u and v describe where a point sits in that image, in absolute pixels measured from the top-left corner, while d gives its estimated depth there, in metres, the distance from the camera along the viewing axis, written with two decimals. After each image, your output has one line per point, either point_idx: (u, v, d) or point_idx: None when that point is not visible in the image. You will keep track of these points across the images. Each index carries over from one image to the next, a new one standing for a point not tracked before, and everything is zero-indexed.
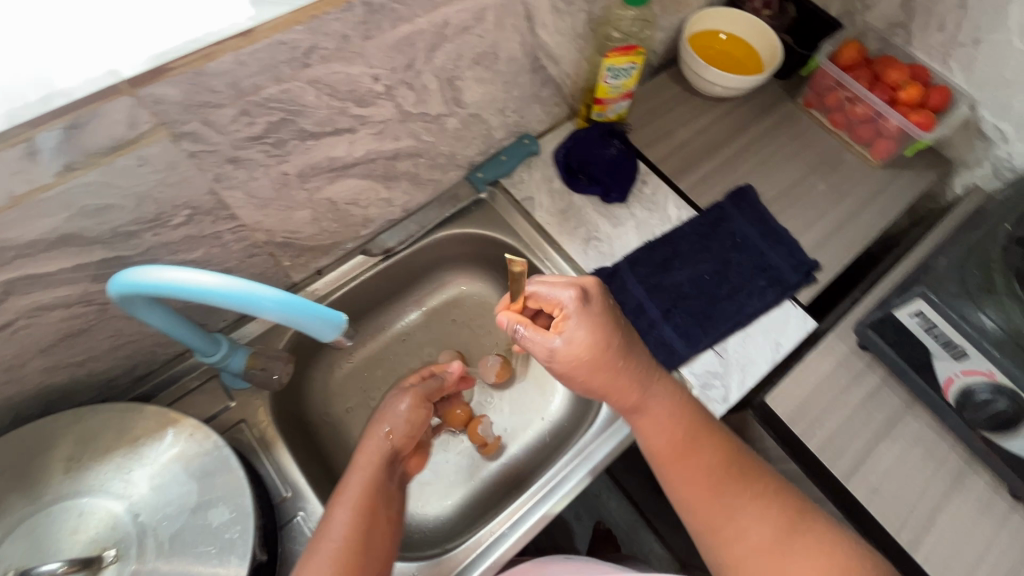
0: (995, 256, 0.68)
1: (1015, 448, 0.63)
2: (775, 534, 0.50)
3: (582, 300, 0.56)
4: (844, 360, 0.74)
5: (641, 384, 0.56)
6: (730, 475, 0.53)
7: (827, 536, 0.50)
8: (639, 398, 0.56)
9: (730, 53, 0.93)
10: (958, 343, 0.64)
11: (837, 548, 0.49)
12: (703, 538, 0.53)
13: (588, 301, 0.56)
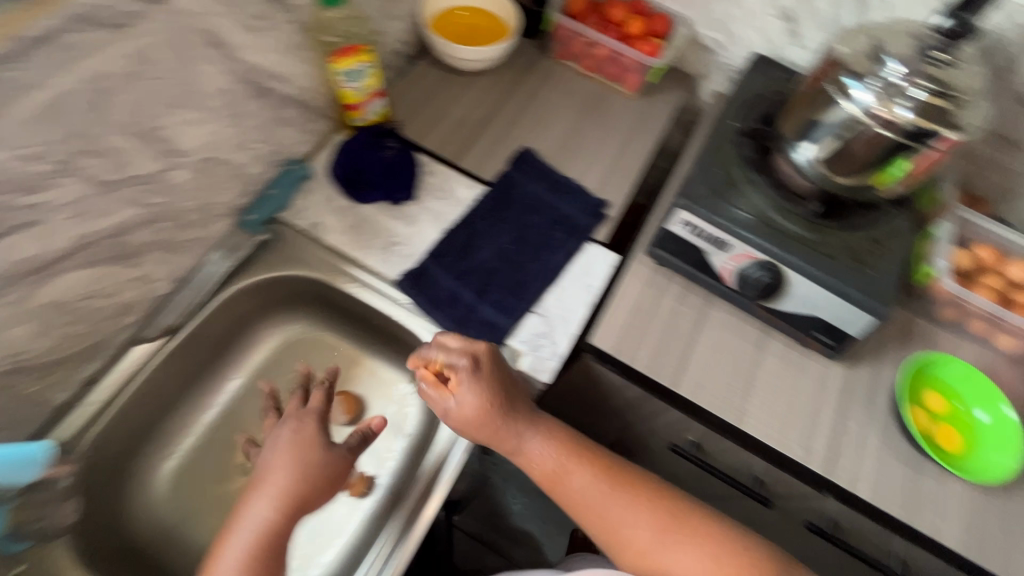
0: (731, 152, 0.78)
1: (786, 306, 0.74)
2: (665, 530, 0.59)
3: (474, 368, 0.62)
4: (648, 280, 0.80)
5: (516, 432, 0.63)
6: (625, 491, 0.61)
7: (712, 525, 0.59)
8: (516, 443, 0.63)
9: (474, 27, 0.94)
10: (719, 237, 0.72)
11: (721, 535, 0.58)
12: (604, 542, 0.60)
13: (479, 368, 0.62)
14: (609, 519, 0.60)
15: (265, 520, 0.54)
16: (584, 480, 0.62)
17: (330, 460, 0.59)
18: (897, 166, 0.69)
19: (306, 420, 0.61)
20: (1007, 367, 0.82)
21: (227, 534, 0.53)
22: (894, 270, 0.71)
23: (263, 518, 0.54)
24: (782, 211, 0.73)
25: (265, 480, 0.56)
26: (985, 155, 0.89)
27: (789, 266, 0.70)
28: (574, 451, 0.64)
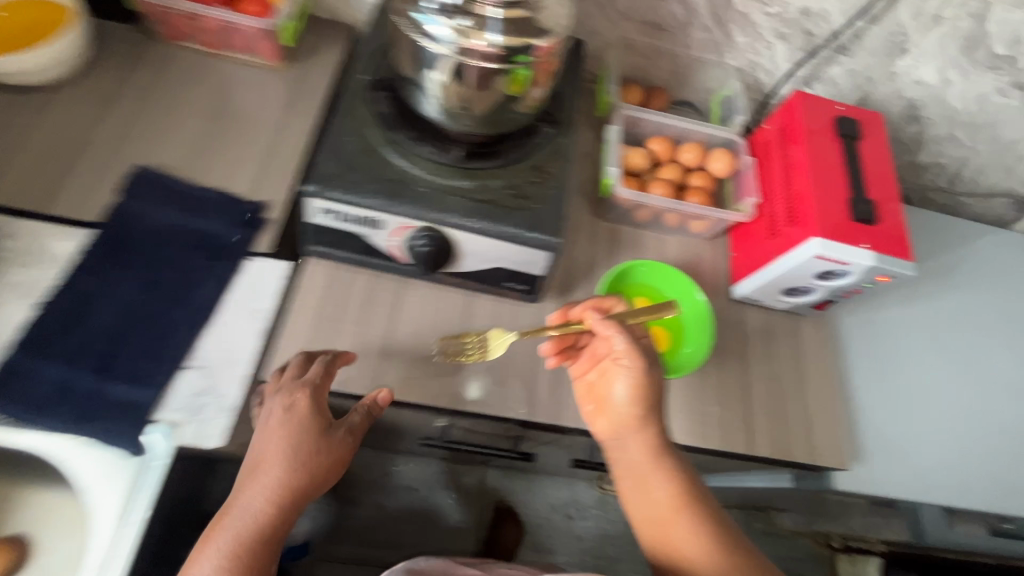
0: (363, 114, 0.67)
1: (469, 267, 0.68)
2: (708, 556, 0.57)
3: (634, 367, 0.59)
4: (327, 281, 0.69)
5: (630, 428, 0.60)
6: (685, 511, 0.59)
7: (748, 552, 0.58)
8: (625, 433, 0.61)
9: (23, 30, 0.73)
10: (366, 216, 0.63)
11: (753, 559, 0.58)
12: (650, 543, 0.60)
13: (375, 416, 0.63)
14: (686, 550, 0.57)
15: (252, 522, 0.56)
16: (681, 524, 0.58)
17: (329, 441, 0.60)
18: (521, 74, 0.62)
19: (296, 394, 0.59)
20: (707, 247, 0.85)
21: (226, 507, 0.57)
22: (557, 196, 0.67)
23: (273, 478, 0.57)
24: (429, 167, 0.65)
25: (286, 456, 0.58)
26: (645, 45, 0.88)
27: (446, 226, 0.63)
28: (683, 493, 0.59)
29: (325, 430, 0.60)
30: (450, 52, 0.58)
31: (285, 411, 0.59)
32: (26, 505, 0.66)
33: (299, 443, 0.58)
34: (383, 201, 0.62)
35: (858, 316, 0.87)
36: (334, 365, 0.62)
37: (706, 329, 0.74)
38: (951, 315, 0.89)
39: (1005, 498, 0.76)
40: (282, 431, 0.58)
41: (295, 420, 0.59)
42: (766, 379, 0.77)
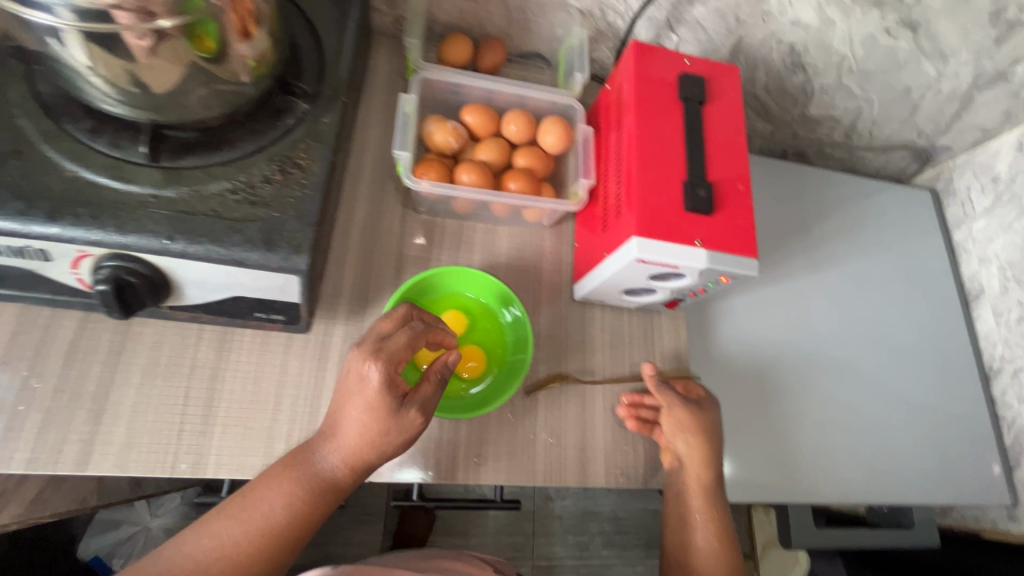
0: (17, 96, 0.49)
1: (199, 298, 0.53)
2: None
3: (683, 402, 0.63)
4: (14, 328, 0.52)
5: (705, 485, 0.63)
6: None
7: None
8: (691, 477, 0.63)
9: None
10: (17, 247, 0.46)
11: None
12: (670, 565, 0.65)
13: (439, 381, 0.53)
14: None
15: (329, 476, 0.49)
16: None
17: (399, 432, 0.49)
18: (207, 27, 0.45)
19: (365, 386, 0.48)
20: (548, 237, 0.71)
21: (270, 474, 0.48)
22: (305, 197, 0.51)
23: (324, 471, 0.49)
24: (113, 170, 0.48)
25: (381, 412, 0.48)
26: None
27: (138, 252, 0.47)
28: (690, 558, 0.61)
29: (396, 411, 0.49)
30: (71, 20, 0.39)
31: (353, 382, 0.49)
32: None
33: (400, 413, 0.49)
34: (29, 226, 0.44)
35: (717, 304, 0.83)
36: (435, 334, 0.55)
37: (518, 360, 0.61)
38: (819, 297, 0.89)
39: (806, 485, 0.80)
40: (381, 416, 0.48)
41: (390, 399, 0.48)
42: (609, 395, 0.66)
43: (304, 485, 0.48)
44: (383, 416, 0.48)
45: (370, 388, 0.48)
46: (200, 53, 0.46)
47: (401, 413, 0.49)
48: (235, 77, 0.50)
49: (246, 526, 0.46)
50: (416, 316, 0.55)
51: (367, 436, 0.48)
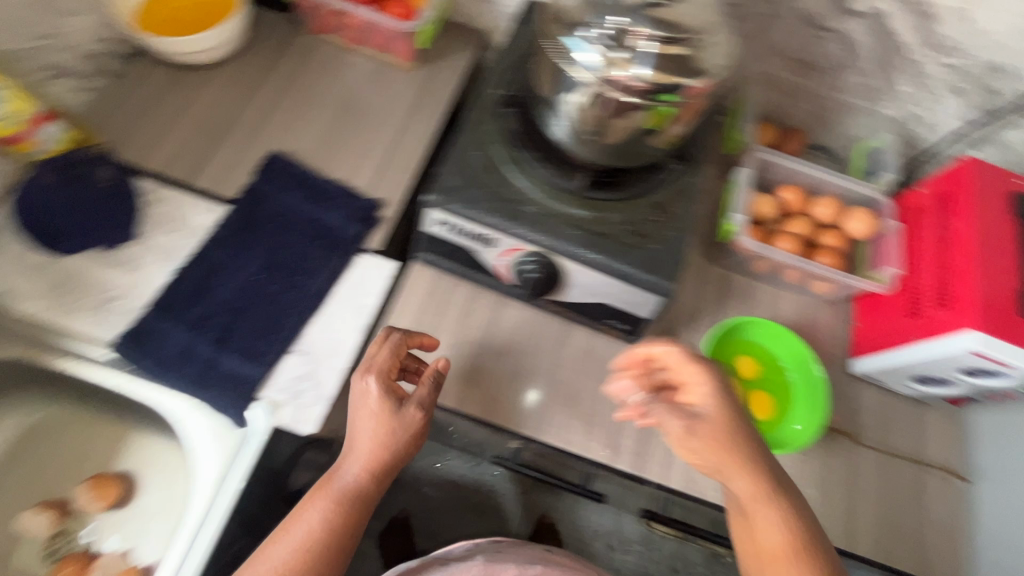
0: (493, 126, 0.66)
1: (572, 298, 0.66)
2: None
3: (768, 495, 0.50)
4: (429, 289, 0.70)
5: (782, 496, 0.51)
6: None
7: None
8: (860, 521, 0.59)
9: (192, 12, 0.78)
10: (480, 234, 0.62)
11: None
12: None
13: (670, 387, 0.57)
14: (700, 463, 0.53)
15: (355, 486, 0.55)
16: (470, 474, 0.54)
17: (416, 402, 0.57)
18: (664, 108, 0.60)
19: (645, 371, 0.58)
20: (825, 311, 0.77)
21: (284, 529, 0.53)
22: (676, 238, 0.64)
23: (319, 517, 0.53)
24: (548, 191, 0.64)
25: (378, 417, 0.56)
26: (790, 82, 0.81)
27: (558, 255, 0.61)
28: (703, 424, 0.52)
29: (397, 408, 0.57)
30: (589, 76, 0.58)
31: (357, 398, 0.57)
32: (140, 447, 0.73)
33: (414, 424, 0.58)
34: (498, 221, 0.61)
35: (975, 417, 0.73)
36: (412, 340, 0.61)
37: (822, 399, 0.67)
38: None
39: None
40: (387, 416, 0.56)
41: (383, 409, 0.56)
42: (877, 474, 0.68)
43: (370, 402, 0.57)
44: (377, 415, 0.56)
45: (376, 393, 0.57)
46: (649, 126, 0.61)
47: (404, 409, 0.57)
48: (658, 146, 0.63)
49: (299, 543, 0.52)
50: (404, 342, 0.60)
51: (372, 434, 0.56)
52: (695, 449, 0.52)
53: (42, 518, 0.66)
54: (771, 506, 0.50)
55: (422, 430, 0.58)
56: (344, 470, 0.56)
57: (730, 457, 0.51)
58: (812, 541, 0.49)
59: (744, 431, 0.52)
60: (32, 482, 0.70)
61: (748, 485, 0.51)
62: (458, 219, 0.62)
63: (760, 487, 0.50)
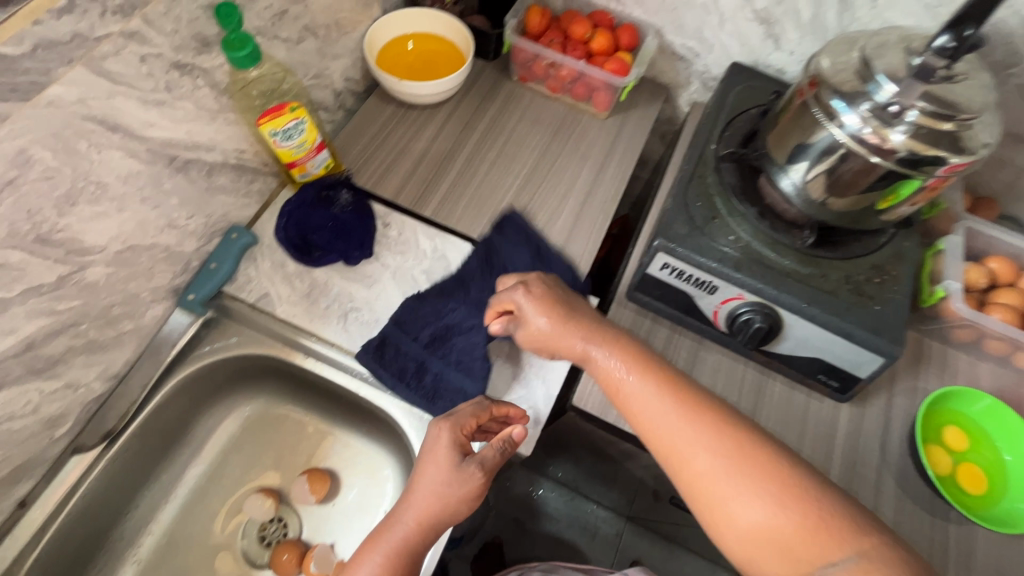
0: (712, 180, 0.71)
1: (783, 349, 0.68)
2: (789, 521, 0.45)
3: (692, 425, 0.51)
4: (631, 327, 0.74)
5: (738, 450, 0.49)
6: (735, 470, 0.48)
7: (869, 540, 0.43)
8: (677, 422, 0.52)
9: (425, 58, 0.88)
10: (704, 280, 0.66)
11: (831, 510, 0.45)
12: None
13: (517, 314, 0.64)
14: (692, 463, 0.50)
15: (405, 538, 0.53)
16: (635, 396, 0.55)
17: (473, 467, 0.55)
18: (903, 190, 0.59)
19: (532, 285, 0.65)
20: None
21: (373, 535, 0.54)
22: (901, 301, 0.64)
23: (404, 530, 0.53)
24: (772, 245, 0.66)
25: (548, 305, 0.63)
26: (991, 153, 0.81)
27: (783, 308, 0.63)
28: (637, 366, 0.57)
29: (458, 463, 0.55)
30: (846, 134, 0.56)
31: (428, 447, 0.57)
32: (343, 446, 0.79)
33: (566, 300, 0.64)
34: (726, 270, 0.64)
35: None
36: (498, 410, 0.62)
37: None
38: None
39: None
40: (448, 468, 0.55)
41: (552, 309, 0.63)
42: None
43: (535, 315, 0.63)
44: (552, 316, 0.62)
45: (528, 316, 0.63)
46: (879, 205, 0.62)
47: (440, 461, 0.55)
48: (882, 219, 0.65)
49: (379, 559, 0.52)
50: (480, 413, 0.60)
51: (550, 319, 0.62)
52: (648, 425, 0.54)
53: (264, 505, 0.74)
54: (766, 472, 0.47)
55: (476, 493, 0.55)
56: (567, 340, 0.61)
57: (698, 431, 0.51)
58: (857, 518, 0.44)
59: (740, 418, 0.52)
60: (255, 468, 0.77)
61: (705, 452, 0.50)
62: (685, 264, 0.65)
63: (733, 464, 0.48)
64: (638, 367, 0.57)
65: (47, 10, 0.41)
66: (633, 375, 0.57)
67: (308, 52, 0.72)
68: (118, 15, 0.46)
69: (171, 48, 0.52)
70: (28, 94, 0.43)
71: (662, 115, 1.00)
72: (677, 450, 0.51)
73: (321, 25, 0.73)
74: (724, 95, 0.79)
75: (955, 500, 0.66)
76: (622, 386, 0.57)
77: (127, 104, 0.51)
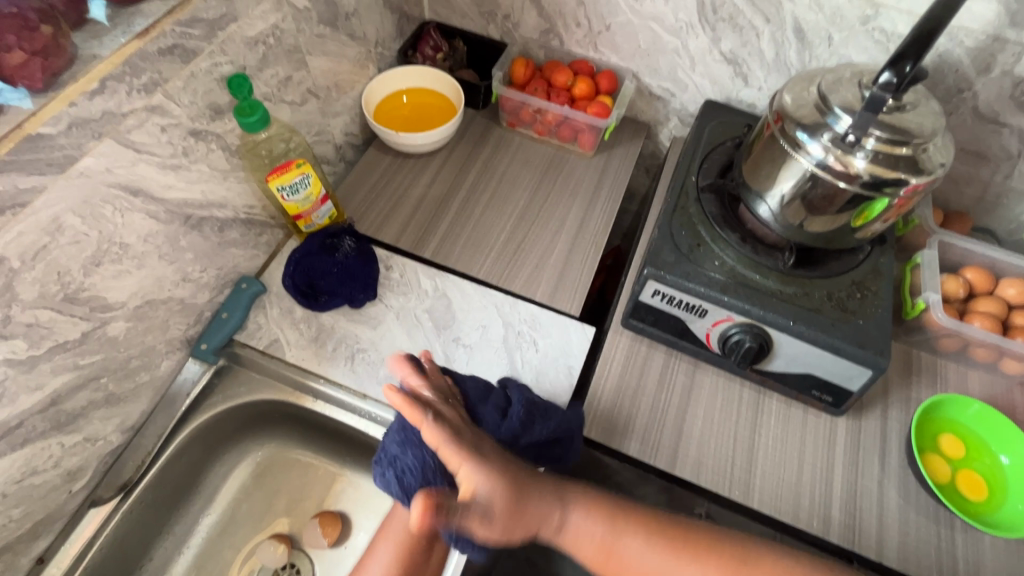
0: (694, 209, 0.75)
1: (775, 366, 0.71)
2: None
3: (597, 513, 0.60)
4: (629, 352, 0.76)
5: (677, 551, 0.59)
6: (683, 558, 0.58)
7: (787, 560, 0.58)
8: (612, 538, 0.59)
9: (419, 110, 0.94)
10: (694, 304, 0.69)
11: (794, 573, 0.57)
12: None
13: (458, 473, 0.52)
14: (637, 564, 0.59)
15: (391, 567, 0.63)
16: (625, 548, 0.59)
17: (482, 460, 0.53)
18: (873, 209, 0.63)
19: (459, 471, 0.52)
20: (1020, 393, 0.76)
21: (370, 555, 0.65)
22: (883, 314, 0.67)
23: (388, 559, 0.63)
24: (756, 267, 0.70)
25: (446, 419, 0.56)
26: (957, 171, 0.86)
27: (773, 327, 0.66)
28: (606, 508, 0.61)
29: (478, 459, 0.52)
30: (811, 164, 0.61)
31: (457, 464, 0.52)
32: (353, 488, 0.79)
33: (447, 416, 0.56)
34: (714, 293, 0.67)
35: None
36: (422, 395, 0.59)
37: None
38: None
39: None
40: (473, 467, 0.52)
41: (504, 482, 0.53)
42: None
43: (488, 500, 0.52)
44: (503, 495, 0.52)
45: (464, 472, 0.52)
46: (853, 223, 0.66)
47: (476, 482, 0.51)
48: (859, 237, 0.68)
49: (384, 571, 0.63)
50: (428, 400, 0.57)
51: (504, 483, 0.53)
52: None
53: (276, 552, 0.74)
54: (749, 566, 0.57)
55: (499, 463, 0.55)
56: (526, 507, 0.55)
57: (645, 541, 0.60)
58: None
59: (723, 539, 0.60)
60: (268, 513, 0.78)
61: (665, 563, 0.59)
62: (674, 290, 0.69)
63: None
64: (582, 498, 0.61)
65: (81, 93, 0.46)
66: (601, 524, 0.60)
67: (311, 112, 0.78)
68: (143, 92, 0.51)
69: (188, 117, 0.57)
70: (62, 167, 0.47)
71: (645, 150, 1.05)
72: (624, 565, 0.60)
73: (323, 87, 0.79)
74: (700, 130, 0.85)
75: (958, 508, 0.67)
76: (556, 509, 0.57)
77: (149, 170, 0.55)
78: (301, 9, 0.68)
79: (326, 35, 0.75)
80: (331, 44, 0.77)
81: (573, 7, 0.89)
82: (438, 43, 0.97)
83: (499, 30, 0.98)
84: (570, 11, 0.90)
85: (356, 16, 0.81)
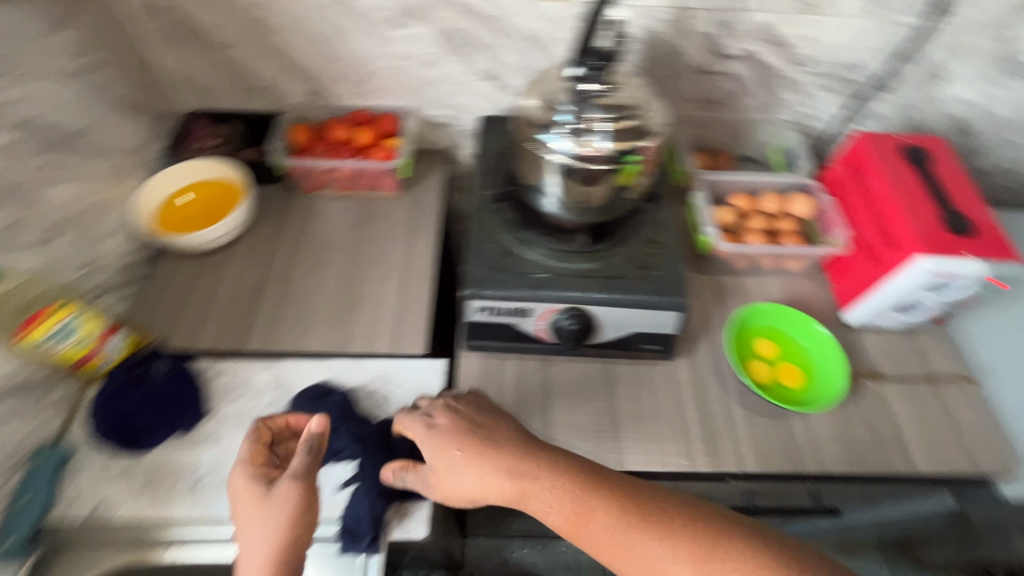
0: (494, 220, 0.79)
1: (608, 336, 0.76)
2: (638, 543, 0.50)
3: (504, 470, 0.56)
4: (482, 370, 0.78)
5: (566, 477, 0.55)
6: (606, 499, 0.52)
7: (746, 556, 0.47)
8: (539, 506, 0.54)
9: (204, 205, 0.89)
10: (516, 308, 0.72)
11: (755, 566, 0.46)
12: None
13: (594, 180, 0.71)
14: (556, 519, 0.53)
15: None
16: (539, 506, 0.54)
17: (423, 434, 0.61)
18: (628, 172, 0.72)
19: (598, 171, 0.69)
20: (806, 283, 0.90)
21: None
22: (675, 261, 0.76)
23: None
24: (561, 256, 0.75)
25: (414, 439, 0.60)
26: (702, 118, 1.01)
27: (587, 304, 0.72)
28: (527, 477, 0.55)
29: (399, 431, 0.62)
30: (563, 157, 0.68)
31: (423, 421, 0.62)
32: None
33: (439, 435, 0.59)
34: (529, 293, 0.71)
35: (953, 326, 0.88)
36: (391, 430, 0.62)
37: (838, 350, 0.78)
38: None
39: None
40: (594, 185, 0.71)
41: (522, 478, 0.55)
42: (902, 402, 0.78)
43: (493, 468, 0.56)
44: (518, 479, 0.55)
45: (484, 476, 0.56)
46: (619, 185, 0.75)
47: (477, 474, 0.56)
48: (630, 195, 0.77)
49: None
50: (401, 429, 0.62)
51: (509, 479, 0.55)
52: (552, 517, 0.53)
53: None
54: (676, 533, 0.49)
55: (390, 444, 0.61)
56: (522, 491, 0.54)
57: (600, 512, 0.52)
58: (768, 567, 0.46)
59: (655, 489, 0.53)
60: None
61: (616, 529, 0.51)
62: (494, 302, 0.72)
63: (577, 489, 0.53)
64: (555, 491, 0.53)
65: None
66: (514, 482, 0.55)
67: (65, 246, 0.70)
68: None
69: None
70: None
71: (454, 173, 1.09)
72: (586, 524, 0.52)
73: (72, 216, 0.72)
74: (483, 145, 0.90)
75: (786, 399, 0.77)
76: (538, 509, 0.54)
77: None
78: (4, 147, 0.61)
79: (54, 162, 0.69)
80: (65, 170, 0.70)
81: (328, 64, 0.91)
82: (207, 131, 0.94)
83: (267, 103, 0.97)
84: (328, 69, 0.91)
85: (89, 132, 0.75)
